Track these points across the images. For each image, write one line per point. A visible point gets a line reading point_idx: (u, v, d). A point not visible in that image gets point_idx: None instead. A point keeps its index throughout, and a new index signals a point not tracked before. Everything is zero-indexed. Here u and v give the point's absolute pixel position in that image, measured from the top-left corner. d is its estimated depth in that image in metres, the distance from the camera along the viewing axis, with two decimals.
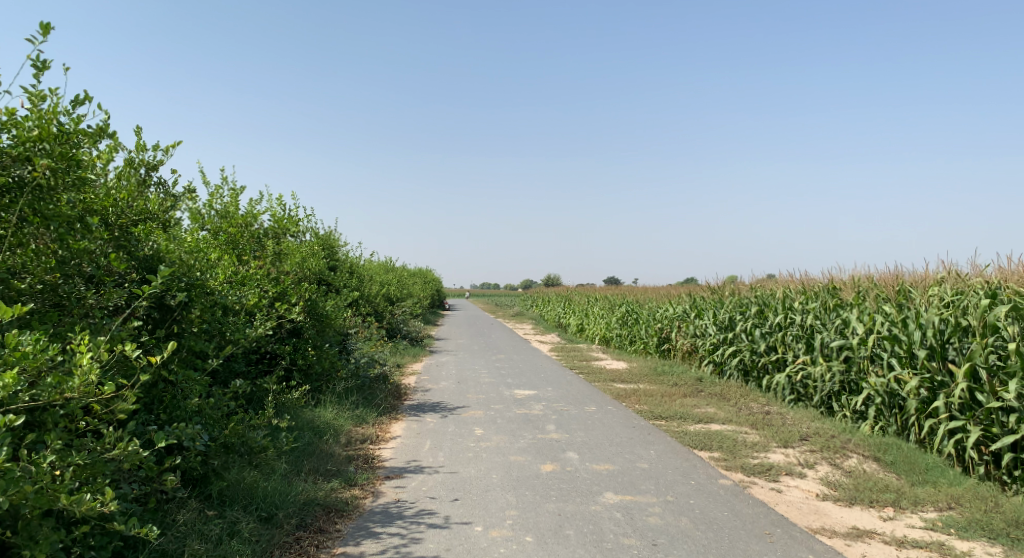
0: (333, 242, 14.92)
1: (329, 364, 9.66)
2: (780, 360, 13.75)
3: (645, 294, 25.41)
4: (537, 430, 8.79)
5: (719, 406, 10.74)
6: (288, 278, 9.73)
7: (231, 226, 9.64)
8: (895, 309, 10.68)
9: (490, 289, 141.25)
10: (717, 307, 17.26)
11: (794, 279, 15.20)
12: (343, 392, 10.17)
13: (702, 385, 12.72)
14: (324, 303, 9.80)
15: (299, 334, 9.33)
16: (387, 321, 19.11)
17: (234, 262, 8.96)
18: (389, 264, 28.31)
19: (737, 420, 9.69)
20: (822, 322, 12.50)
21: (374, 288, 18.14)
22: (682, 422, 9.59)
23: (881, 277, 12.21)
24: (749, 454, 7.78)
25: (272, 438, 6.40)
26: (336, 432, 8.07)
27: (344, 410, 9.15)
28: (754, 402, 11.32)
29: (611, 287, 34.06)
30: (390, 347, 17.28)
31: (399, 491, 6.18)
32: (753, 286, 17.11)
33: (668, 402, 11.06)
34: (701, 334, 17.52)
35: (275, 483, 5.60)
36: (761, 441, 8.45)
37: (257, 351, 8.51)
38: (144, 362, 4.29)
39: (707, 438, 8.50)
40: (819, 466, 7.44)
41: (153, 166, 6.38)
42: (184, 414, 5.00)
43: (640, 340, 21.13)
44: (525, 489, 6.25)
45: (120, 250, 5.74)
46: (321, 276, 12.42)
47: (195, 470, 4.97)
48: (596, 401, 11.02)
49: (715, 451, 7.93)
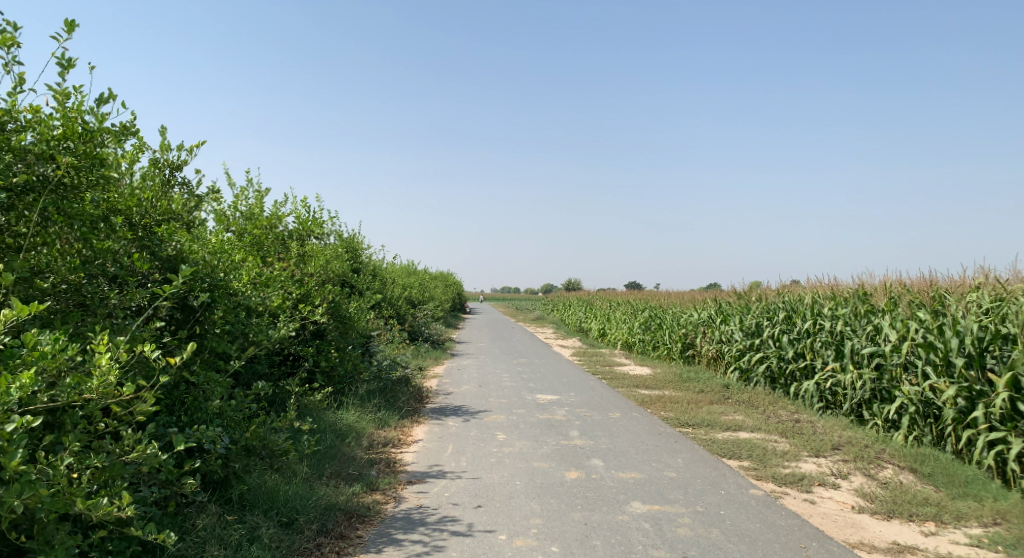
0: (357, 244, 14.88)
1: (351, 367, 9.58)
2: (808, 367, 13.49)
3: (668, 299, 25.17)
4: (561, 436, 8.64)
5: (747, 414, 10.52)
6: (311, 280, 9.67)
7: (255, 227, 9.62)
8: (930, 316, 10.45)
9: (511, 293, 141.18)
10: (743, 313, 17.02)
11: (823, 285, 14.93)
12: (365, 395, 10.09)
13: (729, 392, 12.49)
14: (348, 305, 9.73)
15: (322, 336, 9.27)
16: (409, 323, 19.04)
17: (258, 263, 8.92)
18: (411, 267, 28.31)
19: (766, 428, 9.48)
20: (852, 329, 12.24)
21: (396, 290, 18.08)
22: (710, 429, 9.39)
23: (914, 283, 11.95)
24: (780, 464, 7.57)
25: (294, 441, 6.32)
26: (358, 435, 7.97)
27: (366, 413, 9.05)
28: (783, 409, 11.08)
29: (634, 292, 33.81)
30: (412, 350, 17.21)
31: (421, 497, 6.06)
32: (781, 292, 16.85)
33: (695, 409, 10.86)
34: (727, 340, 17.27)
35: (296, 487, 5.51)
36: (792, 450, 8.24)
37: (279, 353, 8.45)
38: (165, 364, 4.22)
39: (736, 446, 8.31)
40: (853, 477, 7.23)
41: (177, 166, 6.32)
42: (204, 417, 4.93)
43: (663, 345, 20.89)
44: (550, 497, 6.11)
45: (144, 250, 5.68)
46: (344, 278, 12.37)
47: (216, 474, 4.89)
48: (621, 407, 10.85)
49: (744, 460, 7.74)
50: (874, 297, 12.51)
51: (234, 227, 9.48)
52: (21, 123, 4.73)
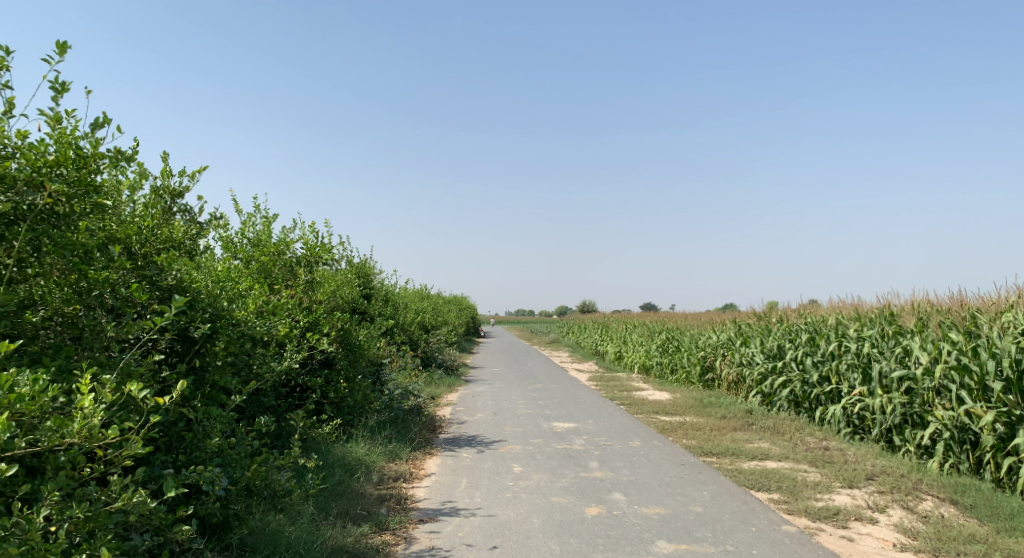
0: (368, 270, 14.66)
1: (361, 397, 9.30)
2: (833, 391, 13.08)
3: (685, 320, 24.78)
4: (579, 468, 8.29)
5: (772, 441, 10.12)
6: (320, 308, 9.43)
7: (263, 254, 9.41)
8: (963, 337, 10.06)
9: (526, 316, 140.75)
10: (763, 335, 16.61)
11: (846, 305, 14.52)
12: (375, 426, 9.78)
13: (752, 418, 12.08)
14: (358, 332, 9.48)
15: (331, 365, 9.02)
16: (422, 349, 18.73)
17: (265, 292, 8.70)
18: (424, 292, 28.08)
19: (794, 456, 9.09)
20: (879, 351, 11.84)
21: (408, 316, 17.80)
22: (735, 459, 9.01)
23: (943, 304, 11.56)
24: (813, 496, 7.18)
25: (300, 480, 6.03)
26: (368, 470, 7.67)
27: (377, 445, 8.75)
28: (809, 436, 10.66)
29: (649, 314, 33.39)
30: (426, 377, 16.91)
31: (432, 537, 5.73)
32: (802, 313, 16.43)
33: (717, 436, 10.47)
34: (747, 363, 16.85)
35: (300, 530, 5.20)
36: (823, 480, 7.84)
37: (286, 384, 8.19)
38: (155, 402, 3.96)
39: (764, 477, 7.92)
40: (891, 511, 6.83)
41: (179, 193, 6.08)
42: (203, 458, 4.65)
43: (681, 369, 20.48)
44: (570, 536, 5.76)
45: (143, 280, 5.44)
46: (354, 305, 12.13)
47: (215, 518, 4.60)
48: (640, 435, 10.49)
49: (774, 492, 7.36)
50: (900, 318, 12.11)
51: (242, 255, 9.27)
52: (10, 149, 4.49)
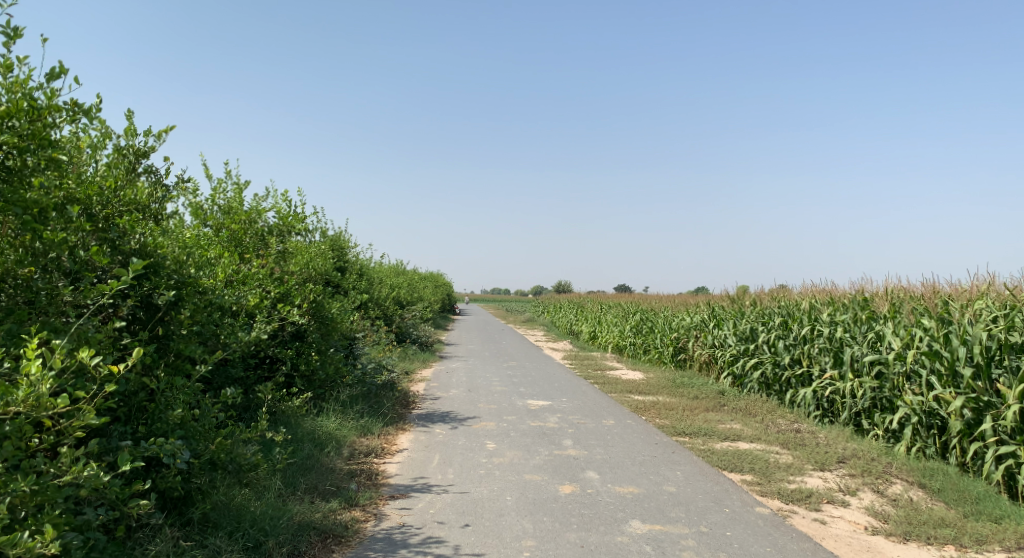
0: (343, 242, 14.42)
1: (333, 370, 9.14)
2: (805, 374, 13.14)
3: (659, 302, 24.83)
4: (553, 446, 8.21)
5: (745, 422, 10.13)
6: (292, 278, 9.22)
7: (233, 222, 9.17)
8: (935, 324, 10.05)
9: (501, 294, 140.72)
10: (737, 317, 16.63)
11: (820, 290, 14.56)
12: (347, 400, 9.62)
13: (724, 399, 12.10)
14: (330, 305, 9.29)
15: (302, 338, 8.85)
16: (396, 324, 18.52)
17: (235, 261, 8.50)
18: (399, 267, 27.82)
19: (766, 438, 9.09)
20: (851, 335, 11.87)
21: (383, 291, 17.58)
22: (708, 439, 8.99)
23: (917, 290, 11.60)
24: (785, 478, 7.16)
25: (267, 453, 5.88)
26: (338, 444, 7.52)
27: (348, 420, 8.59)
28: (782, 418, 10.69)
29: (624, 294, 33.45)
30: (399, 352, 16.74)
31: (403, 514, 5.61)
32: (776, 296, 16.48)
33: (691, 417, 10.45)
34: (720, 345, 16.89)
35: (266, 505, 5.06)
36: (795, 462, 7.83)
37: (255, 355, 8.00)
38: (109, 371, 3.82)
39: (737, 458, 7.90)
40: (862, 494, 6.82)
41: (143, 153, 5.87)
42: (164, 431, 4.50)
43: (654, 350, 20.52)
44: (543, 515, 5.68)
45: (103, 243, 5.25)
46: (328, 277, 11.92)
47: (176, 493, 4.44)
48: (614, 414, 10.44)
49: (747, 473, 7.34)
50: (874, 303, 12.14)
51: (211, 222, 9.02)
52: None
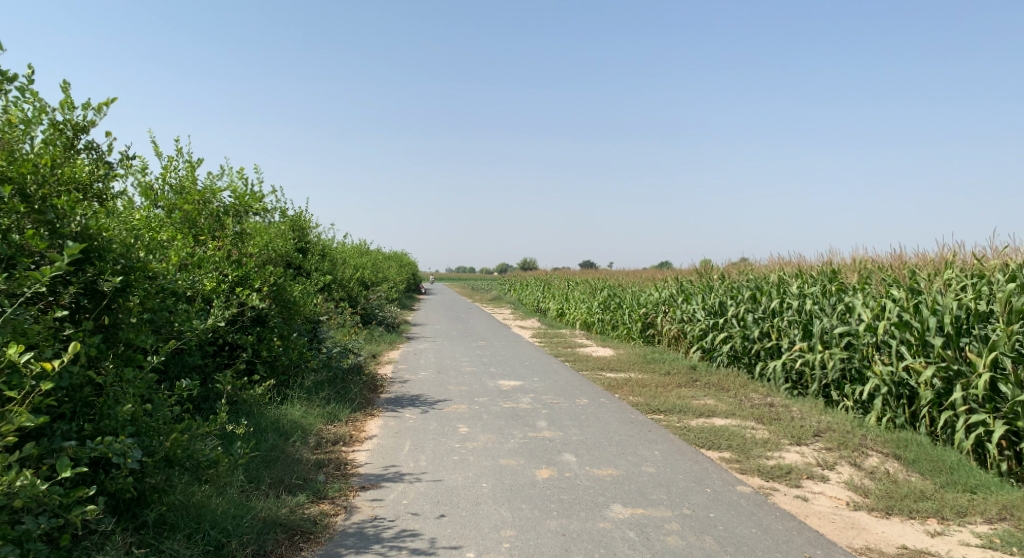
0: (304, 223, 13.98)
1: (297, 356, 8.80)
2: (774, 347, 13.12)
3: (626, 277, 24.74)
4: (527, 428, 8.00)
5: (719, 398, 10.03)
6: (251, 261, 8.83)
7: (186, 202, 8.75)
8: (905, 294, 9.99)
9: (466, 273, 140.32)
10: (705, 291, 16.55)
11: (788, 262, 14.53)
12: (313, 386, 9.31)
13: (696, 374, 12.02)
14: (292, 288, 8.94)
15: (263, 323, 8.51)
16: (362, 306, 18.14)
17: (189, 244, 8.14)
18: (363, 247, 27.31)
19: (741, 413, 9.00)
20: (820, 307, 11.82)
21: (347, 273, 17.18)
22: (682, 416, 8.85)
23: (886, 261, 11.57)
24: (763, 454, 7.03)
25: (227, 447, 5.58)
26: (304, 433, 7.22)
27: (313, 407, 8.27)
28: (754, 392, 10.62)
29: (591, 270, 33.35)
30: (365, 334, 16.37)
31: (375, 506, 5.36)
32: (744, 270, 16.42)
33: (664, 393, 10.32)
34: (688, 320, 16.82)
35: (229, 503, 4.77)
36: (771, 437, 7.69)
37: (213, 341, 7.63)
38: (42, 367, 3.52)
39: (713, 435, 7.76)
40: (840, 467, 6.72)
41: (83, 128, 5.48)
42: (114, 429, 4.20)
43: (622, 325, 20.44)
44: (521, 502, 5.47)
45: (41, 227, 4.91)
46: (289, 259, 11.53)
47: (128, 494, 4.14)
48: (587, 393, 10.27)
49: (724, 450, 7.20)
50: (842, 274, 12.10)
51: (163, 203, 8.59)
52: None
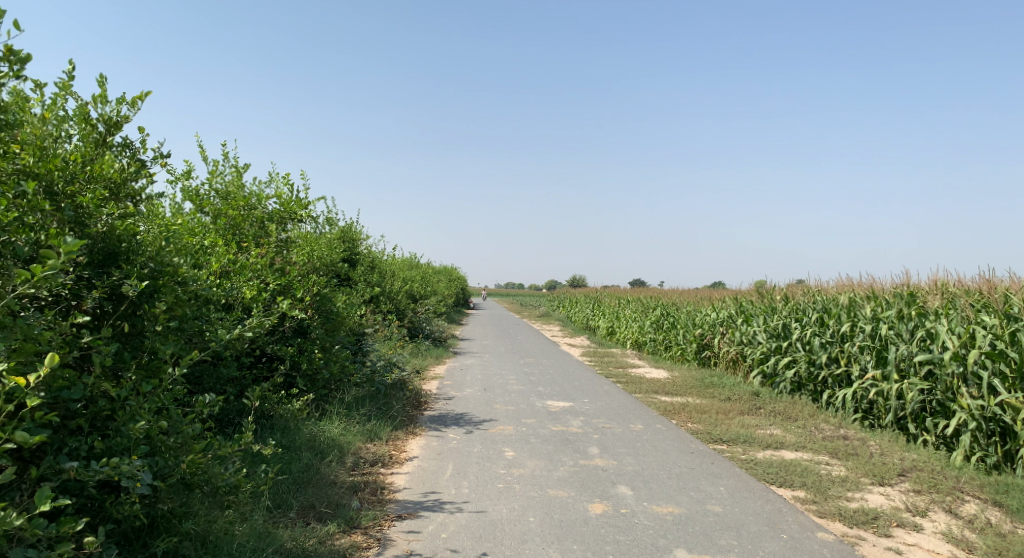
0: (354, 233, 13.71)
1: (338, 369, 8.40)
2: (843, 374, 12.29)
3: (680, 296, 23.96)
4: (578, 454, 7.43)
5: (786, 428, 9.29)
6: (295, 270, 8.51)
7: (231, 208, 8.48)
8: (999, 322, 9.25)
9: (515, 289, 140.05)
10: (767, 313, 15.73)
11: (859, 284, 13.68)
12: (354, 401, 8.90)
13: (759, 401, 11.28)
14: (336, 298, 8.57)
15: (305, 334, 8.16)
16: (409, 319, 17.77)
17: (231, 250, 7.88)
18: (412, 259, 27.05)
19: (812, 446, 8.27)
20: (896, 333, 10.98)
21: (395, 284, 16.85)
22: (748, 448, 8.16)
23: (972, 285, 10.76)
24: (843, 494, 6.32)
25: (254, 470, 5.17)
26: (341, 453, 6.78)
27: (353, 424, 7.85)
28: (825, 422, 9.84)
29: (643, 288, 32.54)
30: (411, 348, 15.99)
31: (411, 539, 4.87)
32: (810, 291, 15.56)
33: (725, 421, 9.63)
34: (748, 342, 16.01)
35: (250, 533, 4.37)
36: (850, 475, 6.97)
37: (251, 352, 7.30)
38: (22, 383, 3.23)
39: (784, 470, 7.07)
40: (933, 514, 5.98)
41: (114, 123, 5.06)
42: (127, 449, 3.81)
43: (676, 346, 19.68)
44: (573, 541, 4.92)
45: (68, 228, 4.58)
46: (336, 271, 11.24)
47: (137, 522, 3.75)
48: (642, 418, 9.64)
49: (798, 489, 6.51)
50: (920, 297, 11.25)
51: (208, 208, 8.34)
52: None
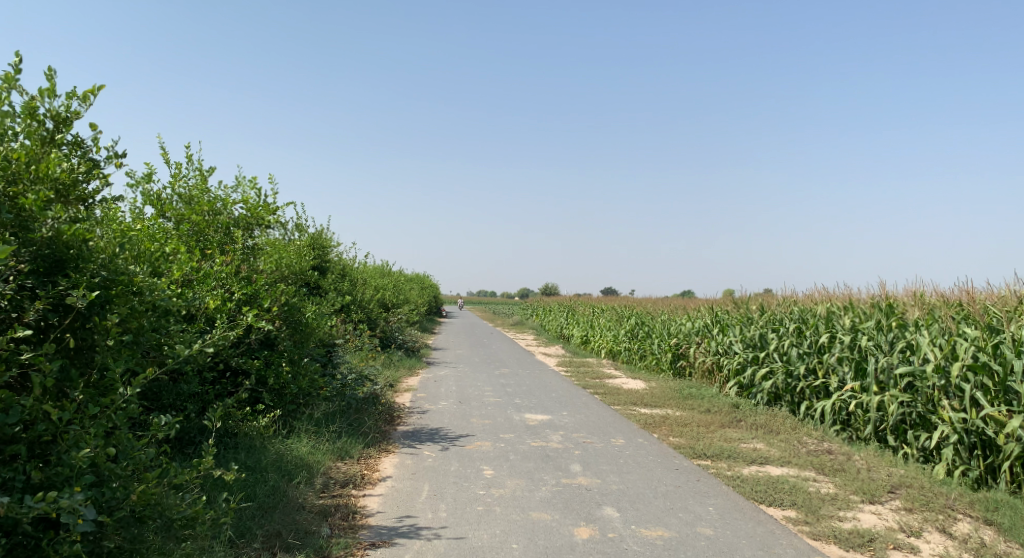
0: (324, 240, 13.32)
1: (307, 383, 8.01)
2: (821, 385, 12.14)
3: (654, 305, 23.82)
4: (559, 472, 7.14)
5: (769, 442, 9.07)
6: (262, 278, 8.11)
7: (195, 213, 8.11)
8: (981, 333, 9.12)
9: (487, 297, 139.57)
10: (743, 323, 15.56)
11: (836, 294, 13.57)
12: (323, 417, 8.51)
13: (739, 414, 11.08)
14: (305, 308, 8.19)
15: (272, 346, 7.77)
16: (381, 329, 17.36)
17: (194, 258, 7.50)
18: (384, 267, 26.62)
19: (797, 461, 8.06)
20: (875, 344, 10.76)
21: (366, 293, 16.44)
22: (732, 463, 7.92)
23: (951, 296, 10.66)
24: (834, 513, 6.09)
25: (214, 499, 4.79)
26: (309, 473, 6.40)
27: (322, 441, 7.47)
28: (807, 436, 9.65)
29: (616, 297, 32.36)
30: (383, 359, 15.59)
31: None
32: (786, 301, 15.44)
33: (707, 435, 9.40)
34: (724, 352, 15.83)
35: None
36: (839, 492, 6.75)
37: (214, 366, 6.90)
38: None
39: (772, 488, 6.82)
40: (927, 534, 5.77)
41: (63, 119, 4.69)
42: (68, 480, 3.43)
43: (651, 355, 19.49)
44: None
45: (9, 232, 4.21)
46: (306, 280, 10.85)
47: None
48: (622, 432, 9.37)
49: (788, 508, 6.27)
50: (898, 307, 11.12)
51: (171, 213, 8.04)
52: None
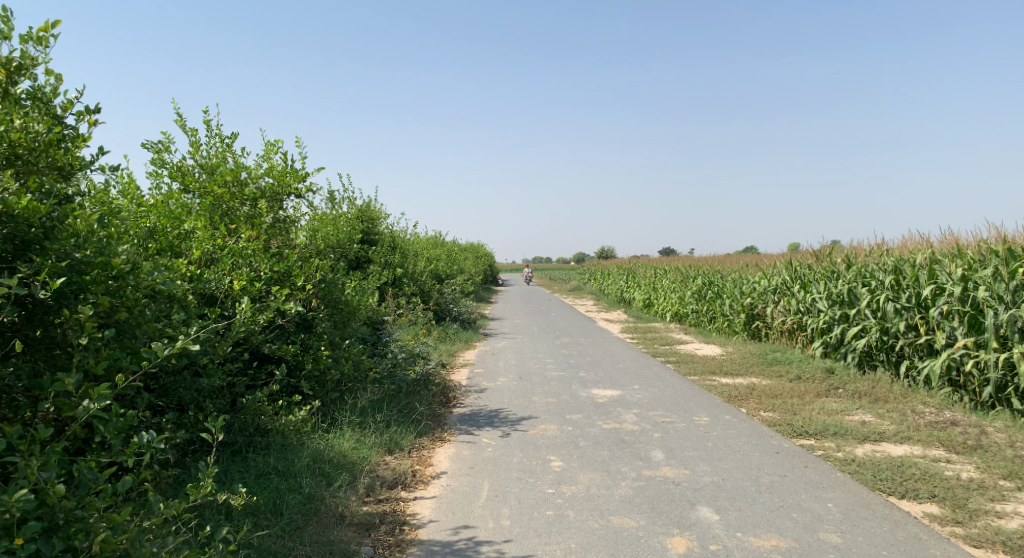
0: (371, 212, 12.44)
1: (350, 368, 7.15)
2: (925, 343, 10.80)
3: (722, 263, 22.41)
4: (640, 461, 6.13)
5: (879, 414, 7.85)
6: (295, 255, 7.25)
7: (218, 184, 7.26)
8: None
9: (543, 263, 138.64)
10: (827, 278, 14.13)
11: (937, 242, 12.11)
12: (372, 403, 7.67)
13: (835, 380, 9.86)
14: (344, 285, 7.30)
15: (309, 328, 6.93)
16: (435, 302, 16.48)
17: (219, 234, 6.68)
18: (437, 238, 25.76)
19: (919, 436, 6.87)
20: (994, 295, 9.42)
21: (418, 265, 15.54)
22: (842, 442, 6.78)
23: None
24: (989, 507, 4.94)
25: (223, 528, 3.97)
26: (352, 475, 5.55)
27: (369, 433, 6.63)
28: (922, 404, 8.39)
29: (679, 255, 30.92)
30: (439, 333, 14.73)
31: None
32: (876, 251, 13.98)
33: (803, 408, 8.23)
34: (806, 311, 14.48)
35: None
36: (985, 478, 5.57)
37: (241, 355, 6.10)
38: None
39: (900, 474, 5.67)
40: None
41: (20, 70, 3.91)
42: (5, 531, 2.63)
43: (722, 317, 18.21)
44: None
45: None
46: (349, 254, 9.99)
47: None
48: (707, 408, 8.29)
49: (927, 501, 5.13)
50: (1019, 251, 9.67)
51: (194, 188, 7.23)
52: None
